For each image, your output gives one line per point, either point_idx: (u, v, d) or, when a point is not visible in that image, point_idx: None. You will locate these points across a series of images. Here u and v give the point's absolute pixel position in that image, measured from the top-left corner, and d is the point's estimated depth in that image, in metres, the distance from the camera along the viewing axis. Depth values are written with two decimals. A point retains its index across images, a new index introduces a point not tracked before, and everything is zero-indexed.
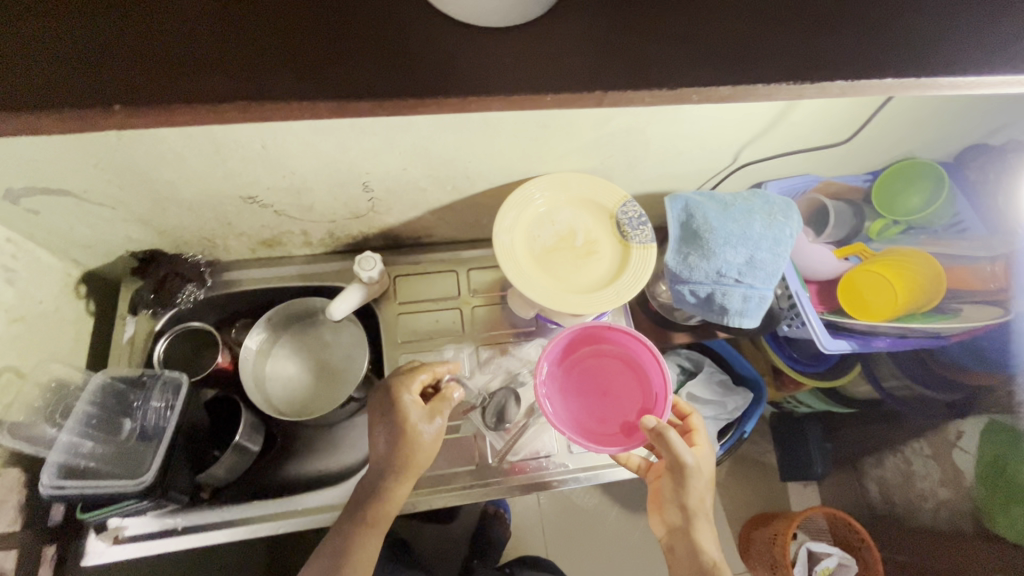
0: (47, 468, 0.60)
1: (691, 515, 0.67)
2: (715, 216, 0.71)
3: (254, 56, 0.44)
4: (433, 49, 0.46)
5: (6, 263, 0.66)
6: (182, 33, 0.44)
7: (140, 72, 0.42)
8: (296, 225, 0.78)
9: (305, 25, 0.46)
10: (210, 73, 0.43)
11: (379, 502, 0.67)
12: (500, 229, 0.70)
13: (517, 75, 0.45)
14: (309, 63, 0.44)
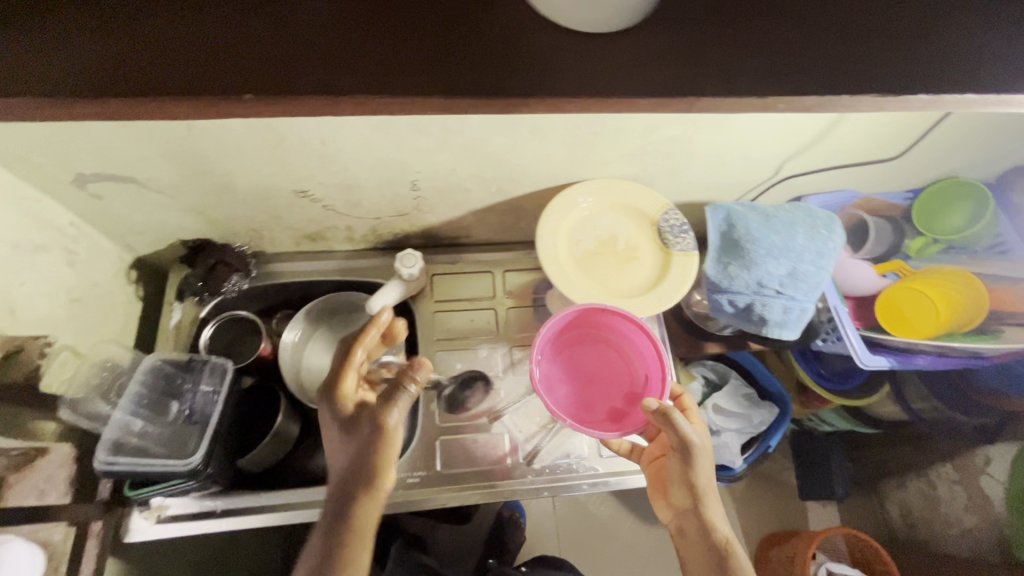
0: (101, 444, 0.62)
1: (701, 494, 0.64)
2: (757, 227, 0.72)
3: (330, 52, 0.46)
4: (502, 50, 0.48)
5: (68, 246, 0.68)
6: (256, 27, 0.47)
7: (220, 62, 0.45)
8: (342, 220, 0.79)
9: (374, 26, 0.48)
10: (273, 66, 0.45)
11: (349, 520, 0.59)
12: (543, 231, 0.71)
13: (581, 78, 0.47)
14: (378, 62, 0.46)
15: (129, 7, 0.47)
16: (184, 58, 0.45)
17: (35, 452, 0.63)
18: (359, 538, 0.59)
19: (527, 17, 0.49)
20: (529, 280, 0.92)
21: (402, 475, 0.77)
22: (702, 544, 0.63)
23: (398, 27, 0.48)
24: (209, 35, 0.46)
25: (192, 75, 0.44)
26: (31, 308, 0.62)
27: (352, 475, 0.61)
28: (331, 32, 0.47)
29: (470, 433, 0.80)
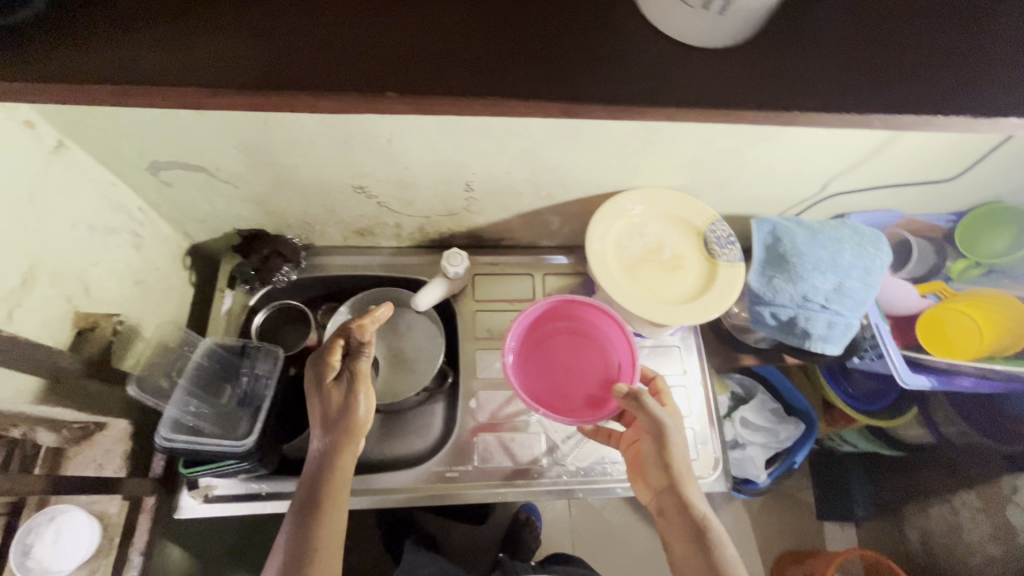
0: (162, 422, 0.64)
1: (678, 473, 0.64)
2: (804, 241, 0.72)
3: (414, 51, 0.48)
4: (588, 54, 0.48)
5: (135, 230, 0.71)
6: (339, 27, 0.49)
7: (306, 57, 0.47)
8: (393, 217, 0.82)
9: (449, 28, 0.49)
10: (354, 62, 0.47)
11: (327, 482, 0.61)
12: (593, 237, 0.74)
13: (665, 87, 0.48)
14: (460, 61, 0.47)
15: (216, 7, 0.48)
16: (271, 53, 0.46)
17: (93, 426, 0.68)
18: (334, 499, 0.60)
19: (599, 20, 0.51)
20: (567, 285, 0.93)
21: (441, 469, 0.78)
22: (683, 521, 0.63)
23: (477, 32, 0.49)
24: (291, 31, 0.48)
25: (280, 70, 0.46)
26: (103, 287, 0.65)
27: (330, 442, 0.63)
28: (411, 32, 0.49)
29: (507, 431, 0.81)
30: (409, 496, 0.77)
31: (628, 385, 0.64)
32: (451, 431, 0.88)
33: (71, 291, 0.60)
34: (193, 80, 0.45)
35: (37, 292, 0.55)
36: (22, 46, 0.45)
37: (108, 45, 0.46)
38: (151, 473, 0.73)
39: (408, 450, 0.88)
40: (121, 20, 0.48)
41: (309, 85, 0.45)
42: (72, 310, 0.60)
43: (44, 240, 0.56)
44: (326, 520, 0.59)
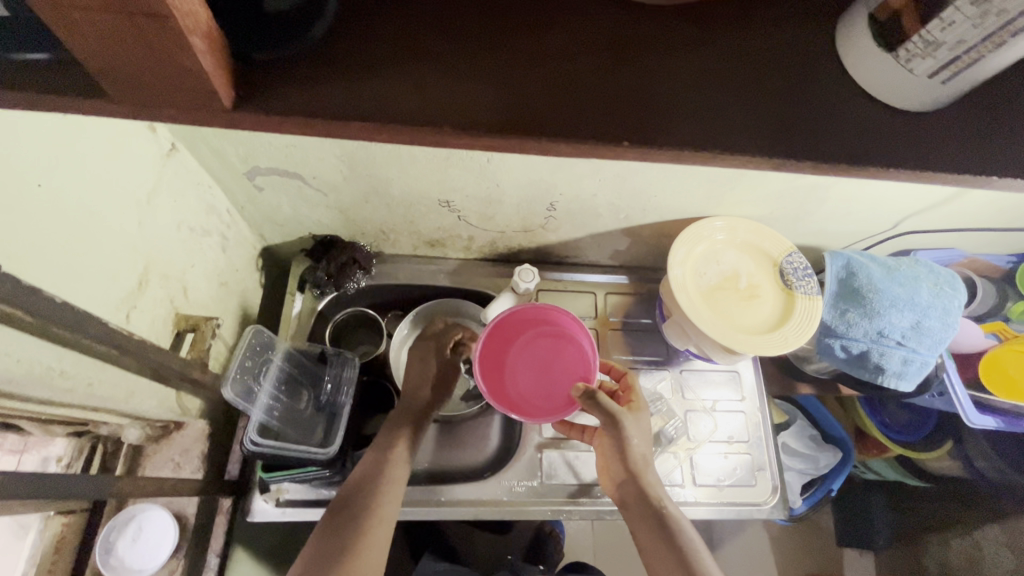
0: (249, 425, 0.64)
1: (634, 464, 0.67)
2: (879, 277, 0.73)
3: (672, 90, 0.41)
4: (783, 79, 0.44)
5: (224, 233, 0.71)
6: (598, 69, 0.42)
7: (572, 100, 0.41)
8: (469, 230, 0.82)
9: (688, 67, 0.43)
10: (623, 107, 0.41)
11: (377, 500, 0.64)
12: (673, 262, 0.75)
13: (862, 133, 0.43)
14: (727, 105, 0.41)
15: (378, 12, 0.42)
16: (511, 87, 0.40)
17: (173, 425, 0.69)
18: (375, 515, 0.63)
19: (768, 30, 0.45)
20: (629, 304, 0.94)
21: (509, 483, 0.79)
22: (642, 508, 0.65)
23: (730, 73, 0.43)
24: (548, 67, 0.42)
25: (548, 109, 0.40)
26: (197, 289, 0.65)
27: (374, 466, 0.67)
28: (665, 73, 0.42)
29: (571, 448, 0.82)
30: (480, 507, 0.77)
31: (585, 385, 0.65)
32: (508, 447, 0.86)
33: (174, 293, 0.60)
34: (459, 123, 0.39)
35: (148, 294, 0.56)
36: (272, 79, 0.39)
37: (367, 81, 0.40)
38: (227, 476, 0.73)
39: (468, 462, 0.86)
40: (367, 54, 0.41)
41: (587, 131, 0.40)
42: (173, 312, 0.61)
43: (155, 244, 0.57)
44: (371, 526, 0.62)
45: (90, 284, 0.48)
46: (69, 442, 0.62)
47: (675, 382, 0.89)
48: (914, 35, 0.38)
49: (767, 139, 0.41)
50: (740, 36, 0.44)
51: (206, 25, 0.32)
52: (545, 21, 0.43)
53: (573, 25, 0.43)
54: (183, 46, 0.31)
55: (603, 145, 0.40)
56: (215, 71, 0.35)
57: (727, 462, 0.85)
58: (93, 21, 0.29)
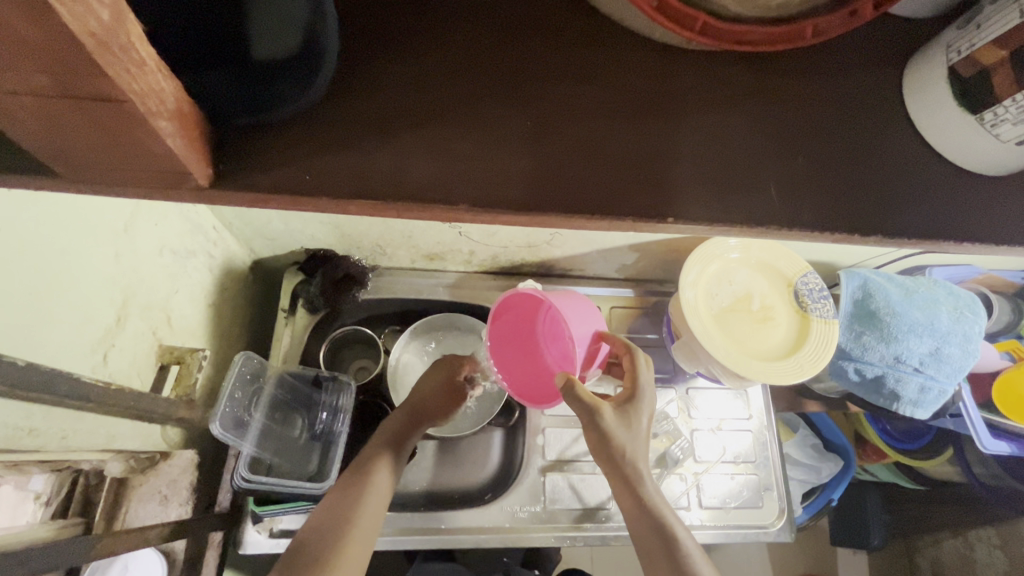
0: (240, 460, 0.61)
1: (623, 464, 0.58)
2: (897, 300, 0.70)
3: (679, 162, 0.43)
4: (804, 140, 0.45)
5: (209, 252, 0.66)
6: (609, 136, 0.43)
7: (581, 169, 0.42)
8: (470, 245, 0.78)
9: (715, 131, 0.44)
10: (633, 173, 0.43)
11: (354, 518, 0.59)
12: (685, 284, 0.72)
13: (866, 194, 0.45)
14: (736, 180, 0.43)
15: (386, 80, 0.42)
16: (528, 159, 0.42)
17: (160, 455, 0.63)
18: (354, 532, 0.58)
19: (767, 87, 0.46)
20: (636, 319, 0.91)
21: (513, 508, 0.77)
22: (638, 519, 0.58)
23: (743, 144, 0.44)
24: (559, 131, 0.43)
25: (564, 183, 0.42)
26: (182, 315, 0.62)
27: (357, 479, 0.62)
28: (686, 143, 0.44)
29: (576, 471, 0.79)
30: (483, 534, 0.75)
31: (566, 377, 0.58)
32: (508, 467, 0.83)
33: (155, 323, 0.56)
34: (477, 200, 0.41)
35: (127, 329, 0.52)
36: (261, 140, 0.40)
37: (371, 150, 0.41)
38: (218, 507, 0.69)
39: (464, 482, 0.82)
40: (381, 110, 0.42)
41: (599, 205, 0.41)
42: (156, 344, 0.57)
43: (134, 274, 0.53)
44: (349, 543, 0.57)
45: (64, 328, 0.45)
46: (49, 476, 0.55)
47: (682, 402, 0.86)
48: (1008, 99, 0.41)
49: (772, 207, 0.43)
50: (768, 103, 0.46)
51: (175, 104, 0.32)
52: (553, 85, 0.44)
53: (589, 87, 0.44)
54: (147, 129, 0.31)
55: (620, 220, 0.41)
56: (188, 151, 0.35)
57: (734, 484, 0.82)
58: (25, 102, 0.29)
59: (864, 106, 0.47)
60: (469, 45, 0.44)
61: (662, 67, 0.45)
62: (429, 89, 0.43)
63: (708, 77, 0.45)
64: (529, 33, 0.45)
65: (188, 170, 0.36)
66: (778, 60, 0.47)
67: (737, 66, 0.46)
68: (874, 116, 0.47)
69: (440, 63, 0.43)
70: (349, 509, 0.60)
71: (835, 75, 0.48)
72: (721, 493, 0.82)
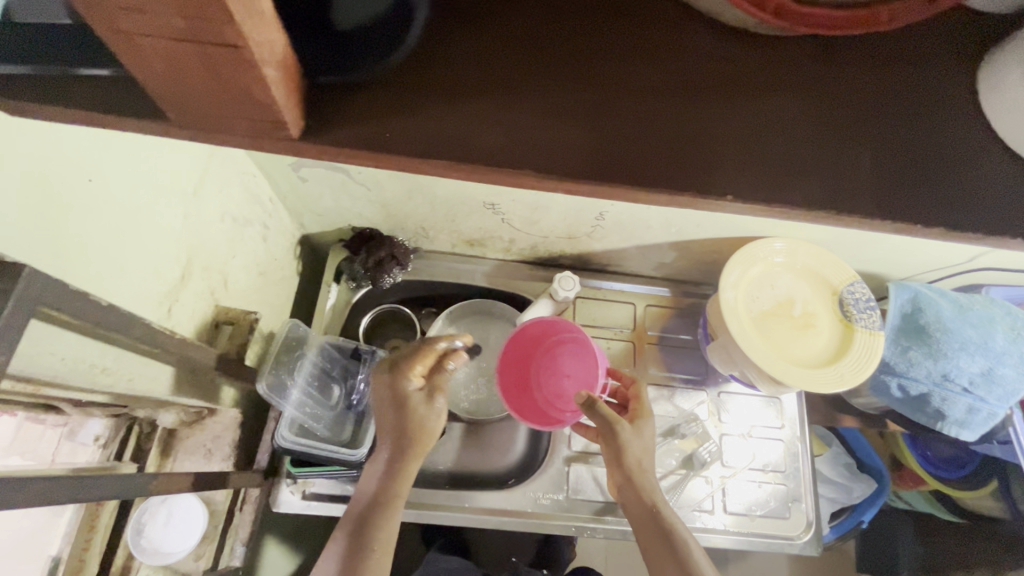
0: (282, 421, 0.65)
1: (632, 473, 0.61)
2: (950, 316, 0.68)
3: (737, 142, 0.43)
4: (870, 132, 0.45)
5: (265, 222, 0.69)
6: (668, 111, 0.43)
7: (638, 143, 0.42)
8: (511, 233, 0.79)
9: (779, 116, 0.44)
10: (689, 149, 0.43)
11: (378, 521, 0.59)
12: (725, 284, 0.71)
13: (934, 197, 0.43)
14: (797, 165, 0.43)
15: (452, 51, 0.44)
16: (585, 129, 0.42)
17: (206, 412, 0.67)
18: (376, 545, 0.57)
19: (832, 75, 0.45)
20: (670, 318, 0.90)
21: (536, 496, 0.77)
22: (646, 525, 0.59)
23: (806, 129, 0.44)
24: (624, 108, 0.43)
25: (622, 156, 0.42)
26: (237, 280, 0.65)
27: (388, 489, 0.60)
28: (745, 125, 0.43)
29: (600, 464, 0.80)
30: (503, 518, 0.76)
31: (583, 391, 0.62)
32: (535, 454, 0.84)
33: (213, 285, 0.60)
34: (534, 165, 0.41)
35: (190, 287, 0.56)
36: (337, 104, 0.42)
37: (439, 115, 0.42)
38: (256, 466, 0.73)
39: (486, 467, 0.83)
40: (448, 77, 0.43)
41: (662, 178, 0.41)
42: (213, 304, 0.61)
43: (198, 236, 0.56)
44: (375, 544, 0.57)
45: (135, 279, 0.48)
46: (109, 422, 0.61)
47: (713, 405, 0.85)
48: None
49: (834, 194, 0.42)
50: (837, 94, 0.45)
51: (281, 57, 0.34)
52: (614, 61, 0.44)
53: (656, 68, 0.44)
54: (257, 79, 0.33)
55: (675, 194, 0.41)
56: (285, 102, 0.37)
57: (761, 493, 0.81)
58: (157, 48, 0.31)
59: (930, 108, 0.46)
60: (540, 21, 0.45)
61: (729, 52, 0.45)
62: (496, 59, 0.44)
63: (772, 65, 0.45)
64: (595, 13, 0.46)
65: (281, 120, 0.38)
66: (848, 54, 0.46)
67: (806, 56, 0.46)
68: (942, 116, 0.46)
69: (508, 36, 0.44)
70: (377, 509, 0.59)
71: (908, 73, 0.46)
72: (749, 499, 0.80)
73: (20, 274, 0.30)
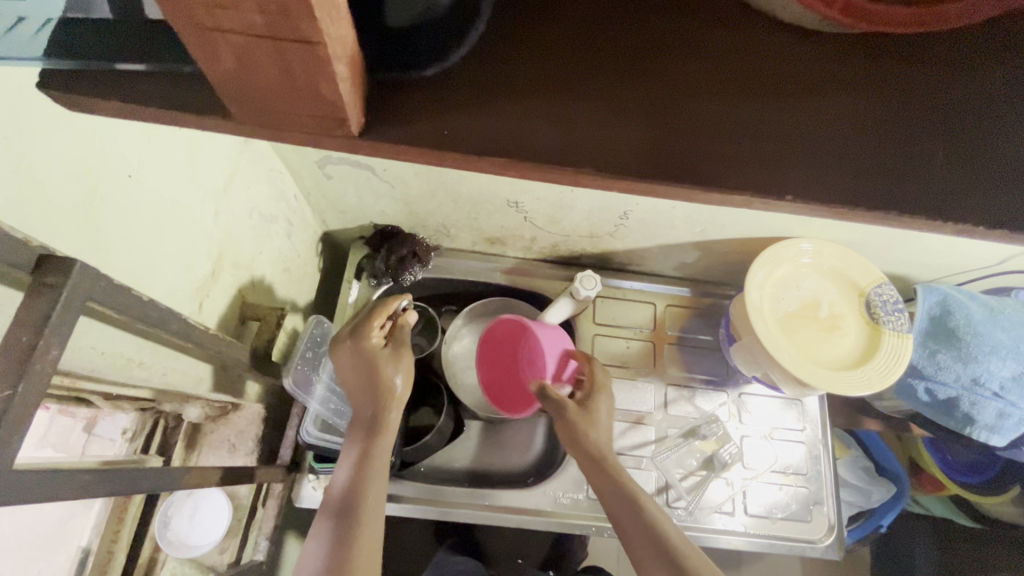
0: (307, 416, 0.67)
1: (595, 454, 0.62)
2: (980, 319, 0.67)
3: (802, 142, 0.41)
4: (941, 132, 0.42)
5: (290, 219, 0.69)
6: (730, 110, 0.41)
7: (698, 143, 0.40)
8: (532, 231, 0.79)
9: (847, 114, 0.42)
10: (753, 150, 0.40)
11: (358, 508, 0.55)
12: (751, 284, 0.71)
13: (1004, 195, 0.41)
14: (863, 165, 0.41)
15: (501, 49, 0.42)
16: (645, 128, 0.40)
17: (231, 407, 0.68)
18: (362, 535, 0.53)
19: (898, 70, 0.43)
20: (690, 318, 0.89)
21: (556, 495, 0.77)
22: (612, 502, 0.58)
23: (873, 127, 0.42)
24: (683, 104, 0.41)
25: (683, 157, 0.40)
26: (262, 276, 0.65)
27: (363, 472, 0.57)
28: (810, 123, 0.41)
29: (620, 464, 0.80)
30: (523, 516, 0.76)
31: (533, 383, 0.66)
32: (554, 453, 0.83)
33: (241, 280, 0.61)
34: (591, 166, 0.39)
35: (219, 282, 0.56)
36: (382, 102, 0.41)
37: (494, 110, 0.40)
38: (279, 461, 0.73)
39: (506, 465, 0.83)
40: (501, 77, 0.41)
41: (722, 179, 0.40)
42: (240, 300, 0.61)
43: (228, 232, 0.57)
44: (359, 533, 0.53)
45: (170, 274, 0.48)
46: (135, 415, 0.61)
47: (734, 406, 0.85)
48: None
49: (898, 197, 0.40)
50: (905, 92, 0.43)
51: (349, 54, 0.33)
52: (671, 58, 0.42)
53: (717, 64, 0.42)
54: (326, 73, 0.31)
55: (737, 195, 0.40)
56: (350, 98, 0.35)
57: (782, 495, 0.80)
58: (231, 40, 0.29)
59: (1006, 108, 0.43)
60: (594, 17, 0.43)
61: (795, 47, 0.43)
62: (550, 56, 0.42)
63: (839, 60, 0.43)
64: (648, 6, 0.44)
65: (344, 116, 0.36)
66: (918, 50, 0.44)
67: (875, 52, 0.44)
68: (1022, 116, 0.43)
69: (561, 34, 0.43)
70: (354, 495, 0.55)
71: (980, 67, 0.44)
72: (770, 502, 0.80)
73: (70, 270, 0.30)
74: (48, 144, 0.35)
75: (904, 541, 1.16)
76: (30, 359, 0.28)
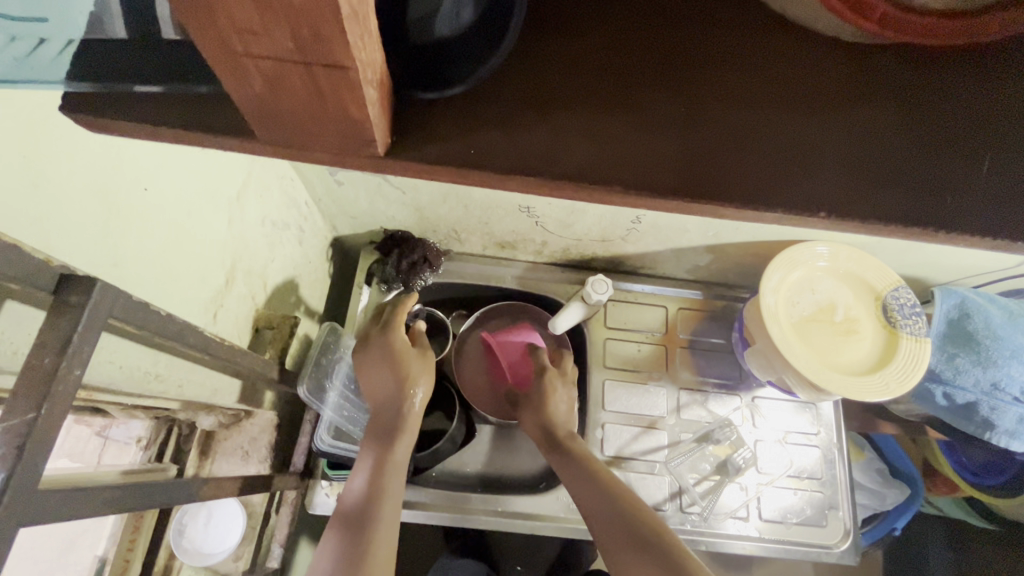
0: (321, 424, 0.67)
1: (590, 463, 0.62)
2: (1000, 323, 0.66)
3: (842, 154, 0.40)
4: (987, 146, 0.41)
5: (301, 226, 0.69)
6: (765, 123, 0.40)
7: (734, 157, 0.39)
8: (543, 236, 0.78)
9: (886, 129, 0.41)
10: (790, 164, 0.40)
11: (374, 516, 0.54)
12: (766, 289, 0.70)
13: None
14: (903, 179, 0.39)
15: (533, 63, 0.42)
16: (680, 143, 0.40)
17: (244, 414, 0.68)
18: (377, 543, 0.53)
19: (936, 81, 0.42)
20: (702, 321, 0.89)
21: (568, 500, 0.77)
22: (601, 512, 0.58)
23: (913, 141, 0.41)
24: (721, 119, 0.40)
25: (719, 173, 0.39)
26: (274, 284, 0.65)
27: (377, 481, 0.57)
28: (849, 135, 0.40)
29: (632, 469, 0.79)
30: (536, 521, 0.75)
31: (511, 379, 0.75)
32: None
33: (254, 290, 0.61)
34: (624, 182, 0.38)
35: (233, 292, 0.56)
36: (405, 114, 0.40)
37: (528, 126, 0.40)
38: (291, 467, 0.73)
39: (518, 470, 0.83)
40: (533, 92, 0.41)
41: (756, 194, 0.38)
42: (253, 309, 0.61)
43: (241, 242, 0.57)
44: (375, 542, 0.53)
45: (185, 287, 0.48)
46: (149, 423, 0.61)
47: (747, 410, 0.84)
48: None
49: (942, 210, 0.38)
50: (949, 105, 0.42)
51: (379, 77, 0.33)
52: (705, 71, 0.42)
53: (756, 78, 0.42)
54: (355, 96, 0.31)
55: (773, 211, 0.38)
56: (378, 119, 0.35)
57: (796, 500, 0.79)
58: (261, 65, 0.29)
59: None
60: (626, 31, 0.43)
61: (836, 61, 0.42)
62: (583, 70, 0.41)
63: (881, 74, 0.42)
64: (680, 20, 0.44)
65: (372, 139, 0.36)
66: (963, 63, 0.43)
67: (915, 67, 0.43)
68: None
69: (594, 48, 0.42)
70: (370, 504, 0.55)
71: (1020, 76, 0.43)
72: (785, 507, 0.79)
73: (91, 289, 0.30)
74: (66, 161, 0.35)
75: (918, 545, 1.15)
76: (54, 379, 0.28)
